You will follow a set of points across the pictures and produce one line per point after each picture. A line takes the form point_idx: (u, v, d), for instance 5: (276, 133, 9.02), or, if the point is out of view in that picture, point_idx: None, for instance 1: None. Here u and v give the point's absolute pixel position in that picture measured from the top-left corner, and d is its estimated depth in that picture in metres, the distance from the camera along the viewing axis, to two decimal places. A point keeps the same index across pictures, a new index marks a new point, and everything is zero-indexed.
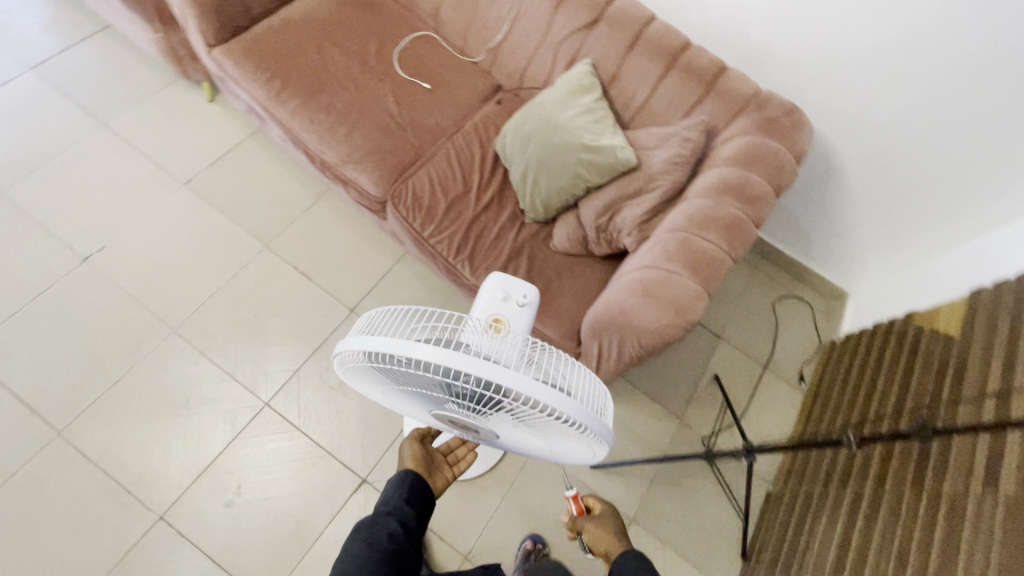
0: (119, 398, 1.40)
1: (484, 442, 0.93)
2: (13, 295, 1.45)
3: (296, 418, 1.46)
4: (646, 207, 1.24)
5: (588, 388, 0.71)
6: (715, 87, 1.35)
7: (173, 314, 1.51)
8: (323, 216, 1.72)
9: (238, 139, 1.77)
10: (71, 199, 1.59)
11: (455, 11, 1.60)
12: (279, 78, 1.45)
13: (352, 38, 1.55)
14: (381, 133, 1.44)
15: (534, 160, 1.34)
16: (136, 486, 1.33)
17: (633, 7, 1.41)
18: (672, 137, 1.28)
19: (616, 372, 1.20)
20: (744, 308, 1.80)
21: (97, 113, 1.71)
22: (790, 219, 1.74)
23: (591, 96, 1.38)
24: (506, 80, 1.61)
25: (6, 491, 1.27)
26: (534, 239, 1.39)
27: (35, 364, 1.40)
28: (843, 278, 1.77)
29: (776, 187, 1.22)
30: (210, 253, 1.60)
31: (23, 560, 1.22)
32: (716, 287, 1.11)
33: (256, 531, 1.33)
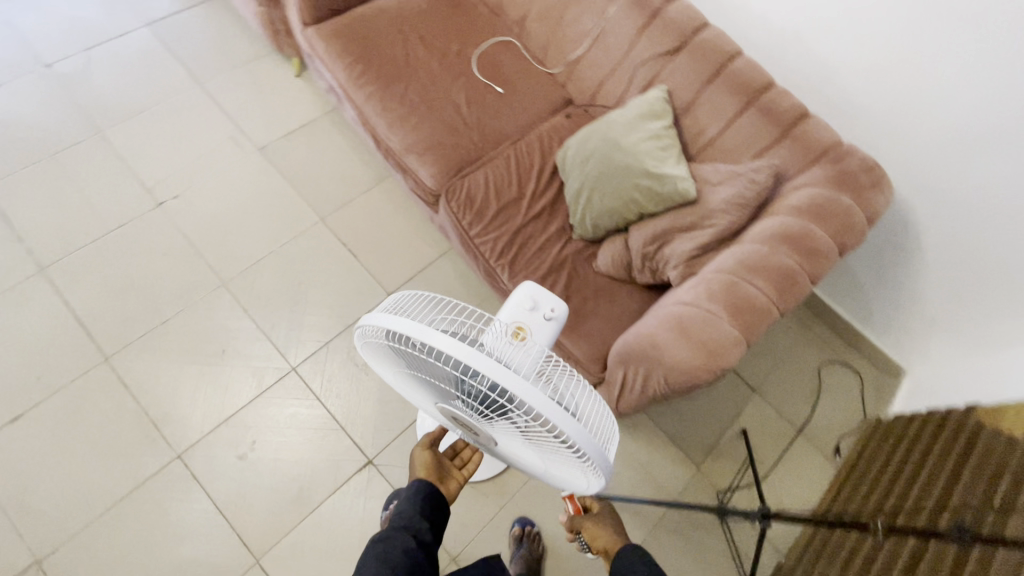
0: (163, 337, 1.49)
1: (482, 446, 0.92)
2: (91, 225, 1.57)
3: (318, 388, 1.50)
4: (697, 243, 1.21)
5: (598, 416, 0.70)
6: (792, 132, 1.30)
7: (226, 268, 1.59)
8: (380, 200, 1.77)
9: (316, 115, 1.86)
10: (158, 147, 1.71)
11: (540, 21, 1.62)
12: (362, 62, 1.51)
13: (436, 34, 1.60)
14: (448, 129, 1.48)
15: (591, 178, 1.33)
16: (162, 422, 1.40)
17: (719, 40, 1.38)
18: (737, 176, 1.23)
19: (638, 405, 1.17)
20: (787, 365, 1.71)
21: (196, 72, 1.84)
22: (853, 281, 1.64)
23: (660, 122, 1.35)
24: (579, 95, 1.61)
25: (51, 402, 1.37)
26: (577, 257, 1.38)
27: (97, 292, 1.51)
28: (902, 354, 1.65)
29: (841, 245, 1.15)
30: (270, 217, 1.68)
31: (53, 468, 1.32)
32: (757, 337, 1.07)
33: (260, 488, 1.38)
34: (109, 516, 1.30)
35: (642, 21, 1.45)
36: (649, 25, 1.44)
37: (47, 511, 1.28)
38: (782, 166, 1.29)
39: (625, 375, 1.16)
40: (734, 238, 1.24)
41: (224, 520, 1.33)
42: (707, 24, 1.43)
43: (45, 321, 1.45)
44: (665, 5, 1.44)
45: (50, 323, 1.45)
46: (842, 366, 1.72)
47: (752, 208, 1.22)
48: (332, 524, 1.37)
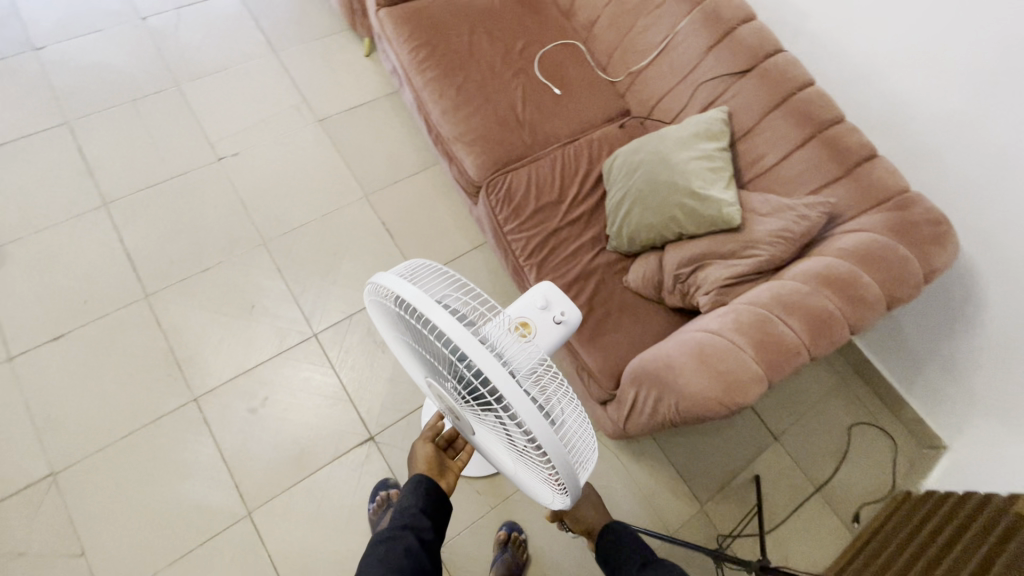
0: (201, 284, 1.56)
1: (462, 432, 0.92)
2: (155, 170, 1.67)
3: (335, 358, 1.53)
4: (734, 271, 1.16)
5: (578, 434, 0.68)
6: (855, 172, 1.23)
7: (269, 229, 1.65)
8: (425, 185, 1.80)
9: (377, 95, 1.91)
10: (227, 106, 1.80)
11: (609, 28, 1.60)
12: (426, 48, 1.53)
13: (503, 29, 1.60)
14: (499, 123, 1.48)
15: (635, 190, 1.30)
16: (186, 364, 1.46)
17: (791, 68, 1.32)
18: (788, 209, 1.17)
19: (645, 428, 1.13)
20: (814, 417, 1.62)
21: (273, 40, 1.93)
22: (900, 340, 1.53)
23: (716, 143, 1.31)
24: (636, 107, 1.58)
25: (91, 328, 1.46)
26: (608, 268, 1.35)
27: (149, 232, 1.59)
28: (944, 427, 1.53)
29: (891, 297, 1.07)
30: (318, 186, 1.74)
31: (82, 389, 1.40)
32: (781, 379, 1.01)
33: (264, 444, 1.41)
34: (124, 443, 1.36)
35: (713, 39, 1.41)
36: (719, 44, 1.40)
37: (70, 428, 1.36)
38: (839, 206, 1.22)
39: (636, 396, 1.13)
40: (775, 273, 1.18)
41: (226, 467, 1.38)
42: (781, 50, 1.37)
43: (99, 252, 1.54)
44: (739, 26, 1.40)
45: (103, 255, 1.54)
46: (874, 428, 1.61)
47: (799, 245, 1.16)
48: (326, 491, 1.39)
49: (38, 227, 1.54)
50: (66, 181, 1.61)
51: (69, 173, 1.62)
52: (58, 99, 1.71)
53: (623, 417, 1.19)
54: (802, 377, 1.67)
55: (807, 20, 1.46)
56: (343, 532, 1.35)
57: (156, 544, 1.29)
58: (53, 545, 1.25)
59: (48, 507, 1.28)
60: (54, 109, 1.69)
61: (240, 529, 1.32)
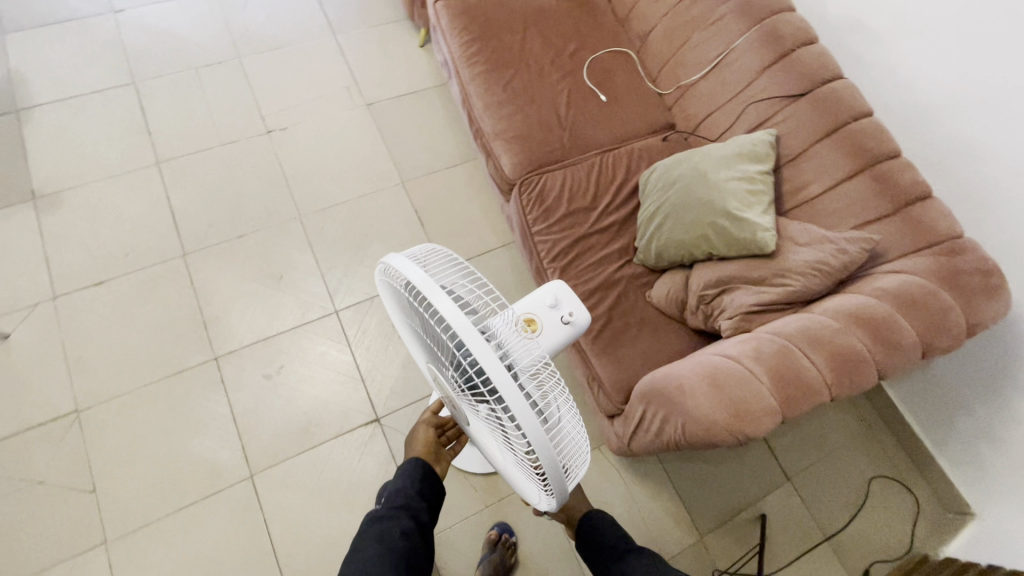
0: (235, 250, 1.61)
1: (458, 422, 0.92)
2: (208, 136, 1.74)
3: (352, 337, 1.56)
4: (761, 299, 1.12)
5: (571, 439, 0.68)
6: (905, 211, 1.16)
7: (306, 204, 1.70)
8: (461, 178, 1.81)
9: (426, 85, 1.94)
10: (282, 82, 1.86)
11: (663, 39, 1.57)
12: (478, 42, 1.54)
13: (557, 31, 1.60)
14: (540, 124, 1.47)
15: (669, 205, 1.27)
16: (212, 325, 1.51)
17: (848, 96, 1.27)
18: (826, 241, 1.12)
19: (650, 447, 1.10)
20: (831, 462, 1.55)
21: (334, 23, 1.98)
22: (936, 394, 1.45)
23: (759, 165, 1.27)
24: (682, 122, 1.55)
25: (130, 278, 1.53)
26: (632, 281, 1.32)
27: (194, 195, 1.66)
28: (975, 494, 1.42)
29: (927, 345, 1.02)
30: (357, 168, 1.77)
31: (113, 336, 1.46)
32: (797, 415, 0.97)
33: (274, 411, 1.45)
34: (144, 391, 1.42)
35: (770, 59, 1.37)
36: (775, 65, 1.36)
37: (97, 370, 1.42)
38: (883, 244, 1.16)
39: (643, 413, 1.10)
40: (805, 306, 1.14)
41: (235, 428, 1.42)
42: (840, 78, 1.32)
43: (146, 208, 1.62)
44: (799, 49, 1.35)
45: (150, 211, 1.61)
46: (896, 483, 1.53)
47: (834, 280, 1.11)
48: (326, 466, 1.41)
49: (95, 178, 1.63)
50: (125, 138, 1.69)
51: (129, 130, 1.71)
52: (129, 60, 1.80)
53: (628, 434, 1.17)
54: (823, 419, 1.60)
55: (873, 49, 1.40)
56: (338, 507, 1.37)
57: (161, 492, 1.33)
58: (68, 478, 1.32)
59: (68, 442, 1.35)
60: (123, 69, 1.78)
61: (241, 490, 1.36)
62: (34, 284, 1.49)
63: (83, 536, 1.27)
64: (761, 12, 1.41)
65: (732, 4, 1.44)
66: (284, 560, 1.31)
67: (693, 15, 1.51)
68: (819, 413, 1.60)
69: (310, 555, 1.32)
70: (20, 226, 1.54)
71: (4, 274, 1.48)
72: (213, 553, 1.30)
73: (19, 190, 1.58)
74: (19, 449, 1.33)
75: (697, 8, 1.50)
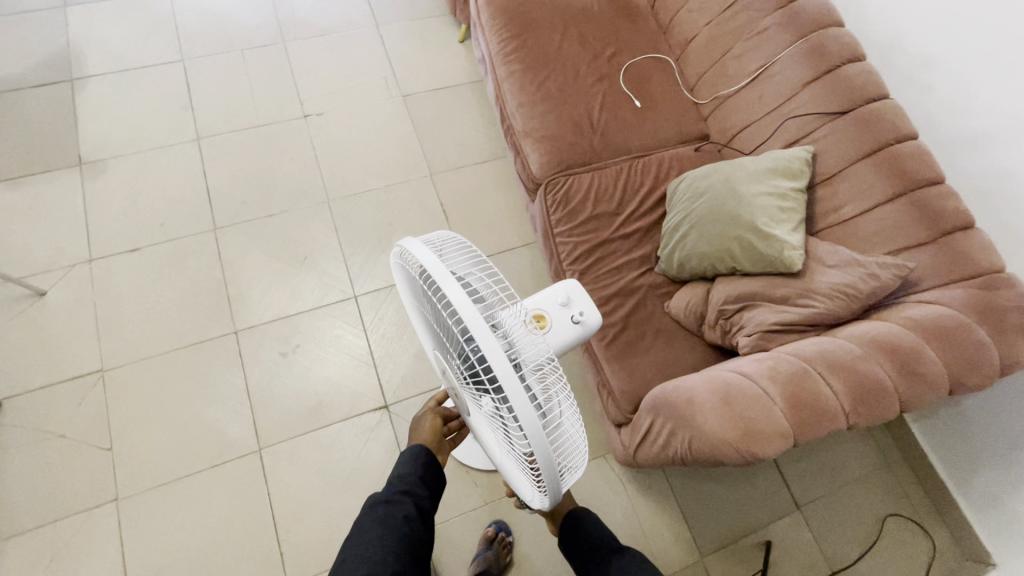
0: (263, 228, 1.65)
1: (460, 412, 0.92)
2: (247, 116, 1.78)
3: (368, 322, 1.58)
4: (783, 318, 1.09)
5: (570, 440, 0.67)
6: (944, 240, 1.12)
7: (335, 189, 1.73)
8: (489, 175, 1.82)
9: (463, 81, 1.95)
10: (323, 68, 1.90)
11: (705, 48, 1.55)
12: (516, 40, 1.54)
13: (597, 33, 1.59)
14: (572, 125, 1.47)
15: (695, 215, 1.25)
16: (235, 299, 1.55)
17: (893, 118, 1.23)
18: (857, 264, 1.09)
19: (654, 459, 1.08)
20: (844, 494, 1.49)
21: (377, 15, 2.02)
22: (962, 435, 1.38)
23: (793, 182, 1.23)
24: (717, 133, 1.53)
25: (163, 248, 1.58)
26: (651, 290, 1.30)
27: (230, 172, 1.70)
28: (996, 543, 1.35)
29: (955, 381, 0.97)
30: (388, 158, 1.80)
31: (142, 301, 1.52)
32: (809, 440, 0.93)
33: (286, 388, 1.47)
34: (166, 358, 1.47)
35: (813, 74, 1.33)
36: (818, 81, 1.32)
37: (124, 334, 1.48)
38: (917, 272, 1.12)
39: (651, 424, 1.08)
40: (829, 330, 1.10)
41: (248, 402, 1.45)
42: (885, 98, 1.28)
43: (183, 181, 1.67)
44: (844, 66, 1.31)
45: (186, 184, 1.67)
46: (912, 523, 1.47)
47: (862, 306, 1.07)
48: (333, 447, 1.43)
49: (138, 149, 1.69)
50: (170, 112, 1.75)
51: (174, 105, 1.77)
52: (180, 38, 1.86)
53: (634, 444, 1.16)
54: (840, 448, 1.55)
55: (925, 70, 1.35)
56: (340, 489, 1.39)
57: (173, 457, 1.37)
58: (88, 434, 1.37)
59: (91, 400, 1.40)
60: (174, 47, 1.85)
61: (249, 462, 1.39)
62: (73, 245, 1.55)
63: (97, 491, 1.32)
64: (807, 26, 1.37)
65: (778, 16, 1.41)
66: (284, 535, 1.33)
67: (737, 25, 1.48)
68: (835, 443, 1.55)
69: (310, 533, 1.34)
70: (66, 189, 1.61)
71: (47, 234, 1.55)
72: (217, 520, 1.33)
73: (68, 156, 1.65)
74: (45, 402, 1.38)
75: (742, 17, 1.47)
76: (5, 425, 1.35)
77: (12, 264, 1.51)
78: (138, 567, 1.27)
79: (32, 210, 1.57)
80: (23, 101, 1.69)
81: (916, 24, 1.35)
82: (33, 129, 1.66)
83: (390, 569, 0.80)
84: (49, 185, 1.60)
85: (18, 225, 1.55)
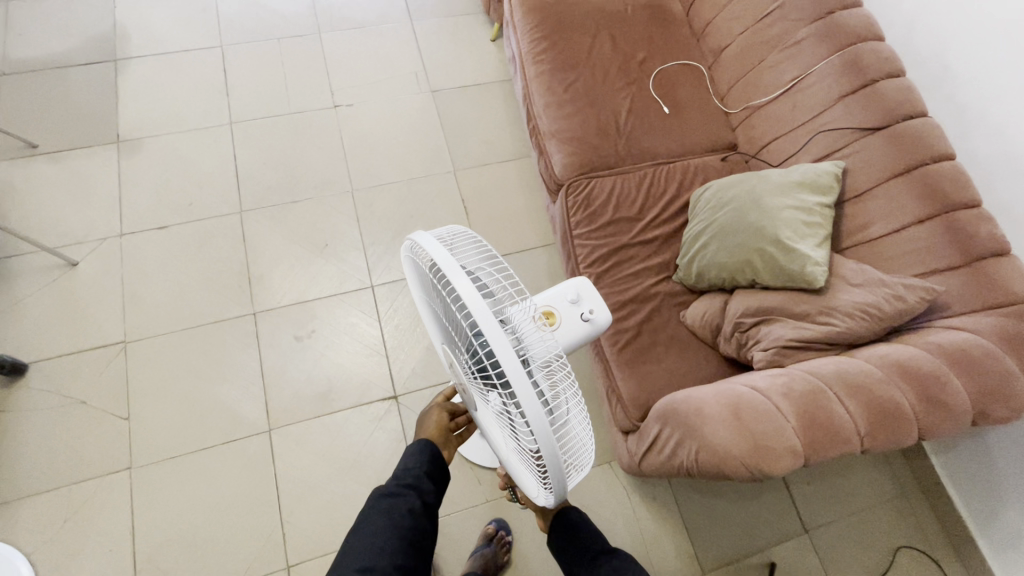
0: (288, 214, 1.68)
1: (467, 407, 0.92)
2: (279, 103, 1.82)
3: (383, 313, 1.60)
4: (802, 335, 1.06)
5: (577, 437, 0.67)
6: (976, 265, 1.08)
7: (360, 179, 1.75)
8: (512, 174, 1.82)
9: (492, 79, 1.96)
10: (355, 60, 1.92)
11: (738, 57, 1.52)
12: (547, 41, 1.54)
13: (629, 37, 1.58)
14: (598, 128, 1.46)
15: (716, 225, 1.23)
16: (255, 282, 1.58)
17: (930, 137, 1.19)
18: (882, 284, 1.06)
19: (661, 469, 1.07)
20: (854, 521, 1.45)
21: (412, 10, 2.04)
22: (983, 470, 1.33)
23: (820, 197, 1.20)
24: (745, 144, 1.50)
25: (190, 227, 1.62)
26: (668, 298, 1.29)
27: (259, 157, 1.74)
28: None
29: (978, 410, 0.94)
30: (413, 151, 1.81)
31: (167, 278, 1.56)
32: (821, 461, 0.91)
33: (299, 372, 1.50)
34: (186, 334, 1.50)
35: (849, 88, 1.30)
36: (854, 95, 1.29)
37: (148, 308, 1.52)
38: (945, 296, 1.08)
39: (658, 433, 1.07)
40: (848, 350, 1.08)
41: (261, 383, 1.48)
42: (923, 116, 1.24)
43: (214, 164, 1.71)
44: (882, 81, 1.28)
45: (216, 167, 1.71)
46: (924, 556, 1.42)
47: (885, 327, 1.04)
48: (340, 433, 1.45)
49: (172, 131, 1.74)
50: (206, 96, 1.80)
51: (210, 90, 1.81)
52: (220, 25, 1.91)
53: (640, 452, 1.14)
54: (853, 474, 1.50)
55: (967, 89, 1.30)
56: (344, 475, 1.40)
57: (186, 431, 1.41)
58: (107, 403, 1.41)
59: (112, 370, 1.44)
60: (214, 33, 1.90)
61: (258, 442, 1.41)
62: (106, 219, 1.60)
63: (111, 459, 1.36)
64: (846, 39, 1.34)
65: (816, 28, 1.38)
66: (287, 516, 1.35)
67: (773, 35, 1.45)
68: (848, 467, 1.51)
69: (312, 516, 1.36)
70: (103, 165, 1.66)
71: (82, 207, 1.61)
72: (224, 496, 1.36)
73: (106, 133, 1.70)
74: (68, 369, 1.43)
75: (778, 27, 1.45)
76: (30, 388, 1.40)
77: (48, 234, 1.57)
78: (146, 536, 1.30)
79: (70, 183, 1.63)
80: (68, 78, 1.75)
81: (961, 41, 1.30)
82: (75, 105, 1.72)
83: (391, 562, 0.81)
84: (87, 160, 1.66)
85: (55, 197, 1.61)
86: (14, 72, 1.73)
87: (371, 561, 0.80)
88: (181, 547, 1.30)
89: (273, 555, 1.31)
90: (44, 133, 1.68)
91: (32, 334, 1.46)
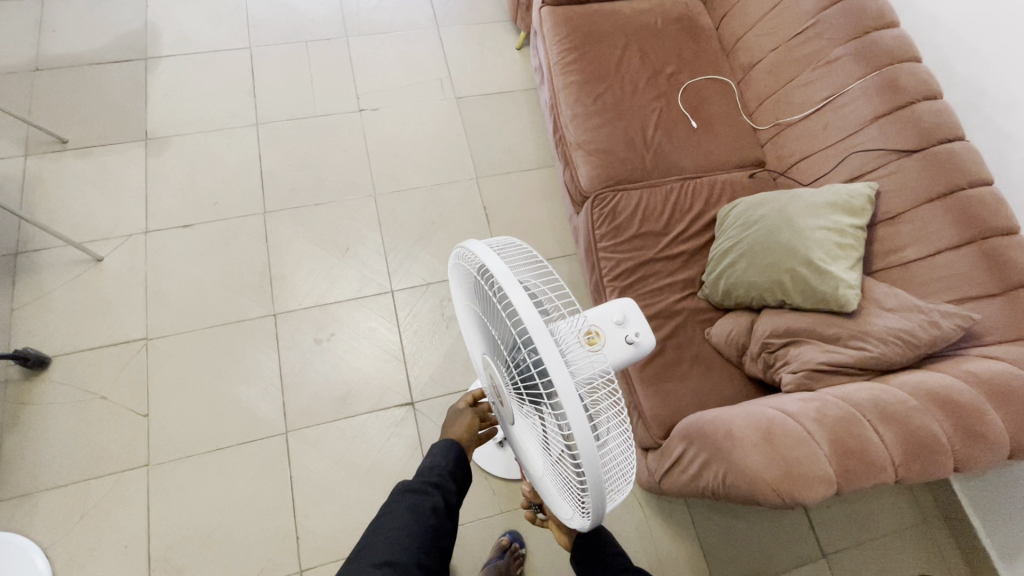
0: (310, 216, 1.68)
1: (499, 418, 0.91)
2: (305, 106, 1.83)
3: (403, 318, 1.59)
4: (832, 358, 1.05)
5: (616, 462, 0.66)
6: (1013, 293, 1.06)
7: (383, 183, 1.75)
8: (536, 183, 1.82)
9: (517, 88, 1.97)
10: (382, 65, 1.93)
11: (769, 74, 1.51)
12: (576, 51, 1.54)
13: (659, 50, 1.57)
14: (625, 140, 1.45)
15: (747, 243, 1.21)
16: (276, 283, 1.59)
17: (967, 161, 1.18)
18: (917, 310, 1.04)
19: (682, 490, 1.06)
20: (874, 545, 1.43)
21: (439, 16, 2.05)
22: (1009, 502, 1.30)
23: (852, 218, 1.19)
24: (774, 161, 1.49)
25: (214, 226, 1.63)
26: (693, 314, 1.28)
27: (284, 159, 1.75)
28: None
29: (1015, 443, 0.93)
30: (436, 158, 1.81)
31: (190, 276, 1.57)
32: (852, 489, 0.89)
33: (317, 376, 1.50)
34: (208, 333, 1.51)
35: (884, 109, 1.28)
36: (889, 116, 1.28)
37: (171, 306, 1.53)
38: (981, 325, 1.06)
39: (682, 452, 1.05)
40: (879, 375, 1.06)
41: (280, 384, 1.48)
42: (960, 140, 1.22)
43: (239, 163, 1.72)
44: (917, 103, 1.26)
45: (242, 167, 1.72)
46: None
47: (919, 353, 1.02)
48: (357, 437, 1.44)
49: (200, 129, 1.75)
50: (233, 96, 1.81)
51: (238, 90, 1.82)
52: (250, 26, 1.93)
53: (661, 470, 1.13)
54: (873, 500, 1.48)
55: (1007, 114, 1.28)
56: (359, 480, 1.40)
57: (204, 430, 1.41)
58: (127, 399, 1.41)
59: (134, 366, 1.45)
60: (243, 34, 1.91)
61: (275, 444, 1.41)
62: (132, 215, 1.62)
63: (130, 455, 1.36)
64: (882, 58, 1.33)
65: (851, 47, 1.37)
66: (302, 519, 1.35)
67: (806, 53, 1.44)
68: (869, 492, 1.48)
69: (326, 521, 1.35)
70: (131, 162, 1.68)
71: (110, 204, 1.62)
72: (240, 497, 1.35)
73: (136, 130, 1.72)
74: (90, 363, 1.44)
75: (812, 45, 1.44)
76: (52, 381, 1.41)
77: (75, 229, 1.58)
78: (160, 533, 1.30)
79: (99, 179, 1.64)
80: (100, 75, 1.77)
81: (1001, 65, 1.29)
82: (106, 101, 1.74)
83: (412, 560, 0.80)
84: (116, 157, 1.68)
85: (83, 191, 1.62)
86: (48, 67, 1.76)
87: (391, 555, 0.79)
88: (195, 548, 1.30)
89: (286, 558, 1.31)
90: (75, 129, 1.69)
91: (57, 327, 1.47)
